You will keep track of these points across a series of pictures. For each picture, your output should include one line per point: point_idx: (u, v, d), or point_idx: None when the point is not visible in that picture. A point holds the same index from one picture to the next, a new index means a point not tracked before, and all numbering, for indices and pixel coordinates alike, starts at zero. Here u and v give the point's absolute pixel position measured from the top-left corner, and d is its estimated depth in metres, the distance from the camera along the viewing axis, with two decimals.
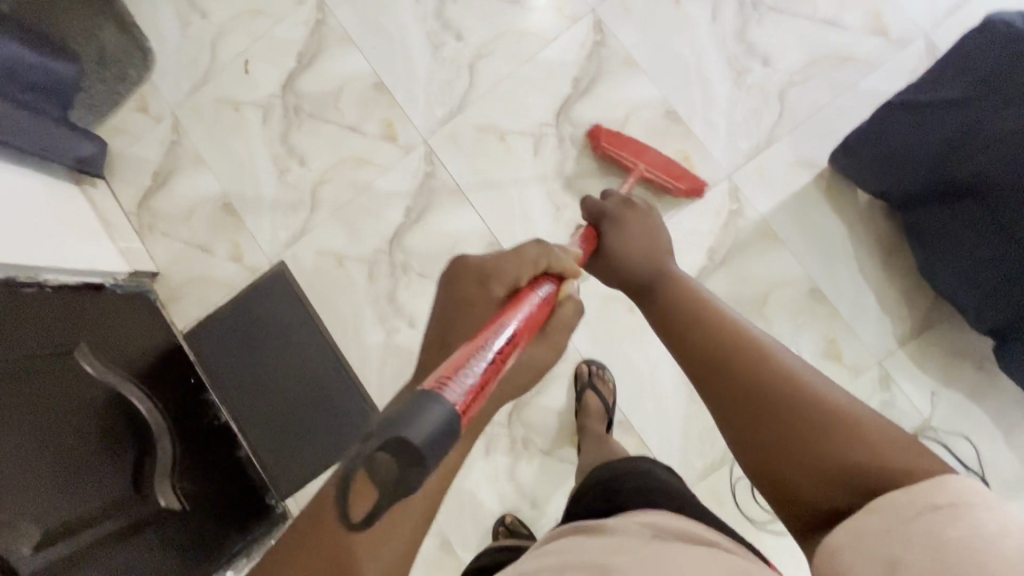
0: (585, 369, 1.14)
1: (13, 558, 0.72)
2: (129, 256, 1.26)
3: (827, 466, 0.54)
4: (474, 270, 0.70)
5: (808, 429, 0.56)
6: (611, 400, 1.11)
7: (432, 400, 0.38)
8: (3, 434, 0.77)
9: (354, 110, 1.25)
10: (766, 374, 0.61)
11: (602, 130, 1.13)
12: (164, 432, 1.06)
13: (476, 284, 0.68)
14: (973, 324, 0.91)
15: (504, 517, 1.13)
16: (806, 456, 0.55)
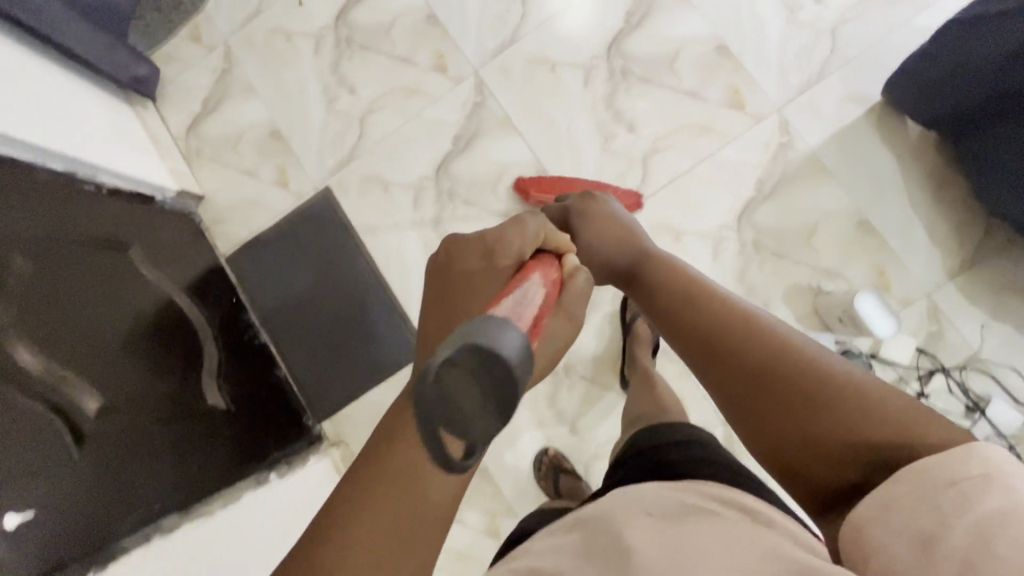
0: None
1: (80, 412, 0.73)
2: (177, 176, 1.27)
3: (832, 445, 0.54)
4: (472, 240, 0.62)
5: (813, 410, 0.56)
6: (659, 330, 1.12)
7: (501, 326, 0.43)
8: (50, 307, 0.79)
9: (406, 41, 1.26)
10: (761, 351, 0.62)
11: (528, 181, 1.18)
12: (209, 340, 1.08)
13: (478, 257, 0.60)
14: None
15: (547, 449, 1.13)
16: (811, 439, 0.55)
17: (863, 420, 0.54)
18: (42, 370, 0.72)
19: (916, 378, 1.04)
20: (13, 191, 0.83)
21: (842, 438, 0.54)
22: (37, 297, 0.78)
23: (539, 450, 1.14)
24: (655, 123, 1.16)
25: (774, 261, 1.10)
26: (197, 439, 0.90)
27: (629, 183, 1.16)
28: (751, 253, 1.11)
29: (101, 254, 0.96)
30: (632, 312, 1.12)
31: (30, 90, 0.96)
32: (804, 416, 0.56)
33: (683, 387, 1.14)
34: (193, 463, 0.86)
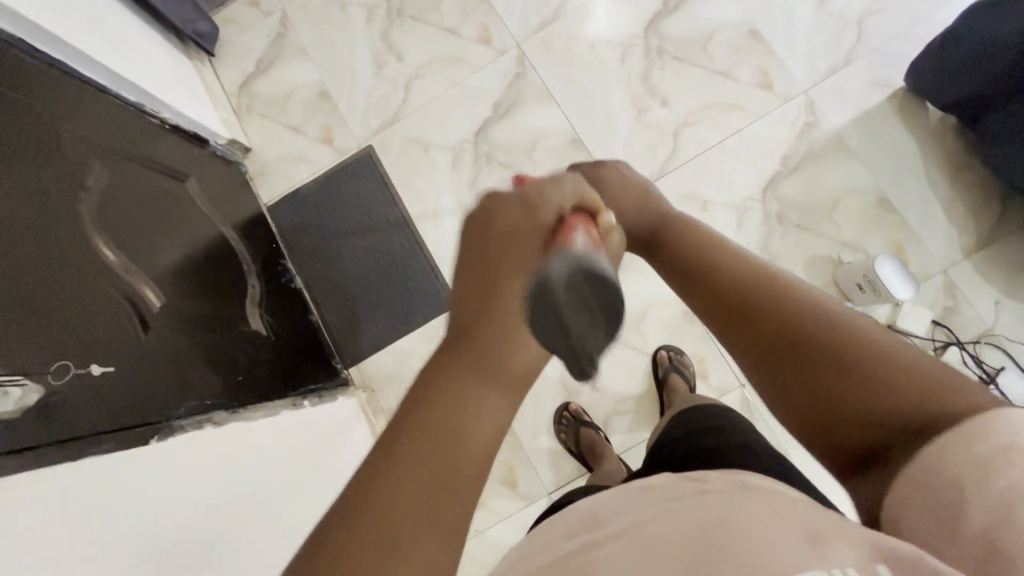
0: (665, 355, 1.14)
1: (146, 307, 0.77)
2: (229, 127, 1.33)
3: (864, 414, 0.41)
4: (511, 200, 0.49)
5: (836, 369, 0.43)
6: (694, 381, 1.10)
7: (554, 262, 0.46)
8: (119, 214, 0.83)
9: (454, 14, 1.34)
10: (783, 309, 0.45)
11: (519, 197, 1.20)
12: (252, 275, 1.13)
13: (523, 214, 0.48)
14: None
15: (568, 404, 1.16)
16: (829, 405, 0.43)
17: (899, 385, 0.41)
18: (113, 261, 0.76)
19: (931, 349, 1.07)
20: (93, 106, 0.90)
21: (881, 407, 0.41)
22: (109, 201, 0.83)
23: (560, 405, 1.17)
24: (687, 99, 1.22)
25: (796, 233, 1.15)
26: (243, 355, 0.94)
27: (660, 153, 1.21)
28: (775, 224, 1.15)
29: (161, 180, 1.01)
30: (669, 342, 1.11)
31: (104, 24, 1.02)
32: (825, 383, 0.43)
33: (702, 350, 1.17)
34: (239, 373, 0.90)
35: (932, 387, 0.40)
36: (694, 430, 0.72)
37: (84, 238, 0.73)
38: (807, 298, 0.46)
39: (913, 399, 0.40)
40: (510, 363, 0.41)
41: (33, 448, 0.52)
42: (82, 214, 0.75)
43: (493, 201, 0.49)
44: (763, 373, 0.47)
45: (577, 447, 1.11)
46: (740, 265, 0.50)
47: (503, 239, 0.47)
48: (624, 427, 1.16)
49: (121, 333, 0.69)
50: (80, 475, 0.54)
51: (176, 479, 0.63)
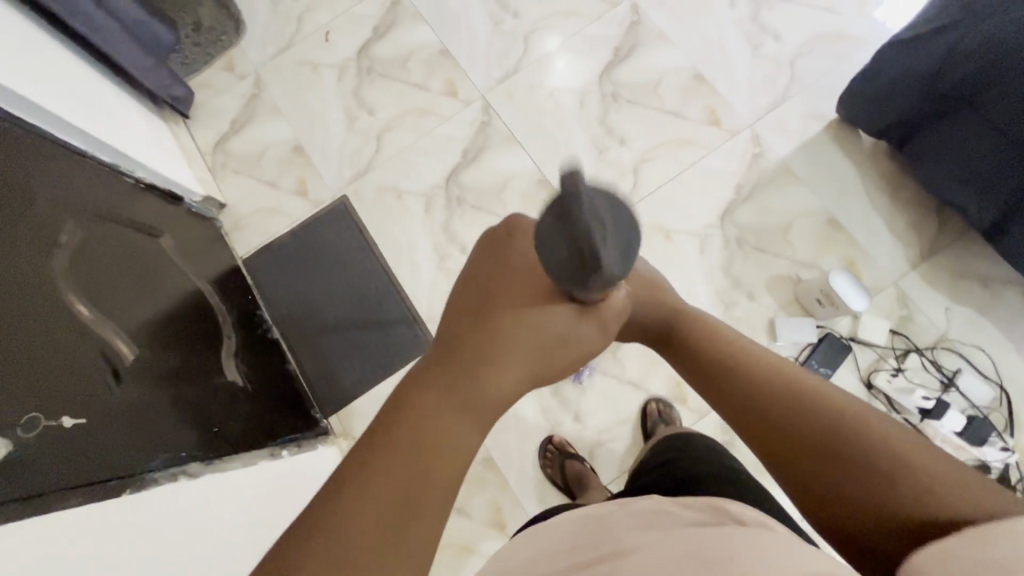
0: (654, 406, 1.15)
1: (120, 362, 0.77)
2: (204, 184, 1.36)
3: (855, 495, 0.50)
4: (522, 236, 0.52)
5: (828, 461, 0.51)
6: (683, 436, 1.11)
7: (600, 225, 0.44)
8: (92, 271, 0.84)
9: (421, 70, 1.42)
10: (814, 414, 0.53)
11: None
12: (228, 326, 1.13)
13: (533, 246, 0.52)
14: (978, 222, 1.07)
15: (552, 437, 1.15)
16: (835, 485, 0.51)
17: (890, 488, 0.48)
18: (86, 316, 0.76)
19: (893, 357, 1.12)
20: (68, 169, 0.92)
21: (882, 504, 0.48)
22: (83, 258, 0.84)
23: (543, 439, 1.17)
24: (643, 137, 1.31)
25: (755, 255, 1.21)
26: (220, 405, 0.93)
27: (623, 189, 1.28)
28: (734, 248, 1.22)
29: (136, 236, 1.02)
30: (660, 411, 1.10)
31: (79, 91, 1.06)
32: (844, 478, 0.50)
33: (680, 372, 1.19)
34: (215, 425, 0.88)
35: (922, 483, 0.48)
36: (680, 459, 0.73)
37: (56, 294, 0.73)
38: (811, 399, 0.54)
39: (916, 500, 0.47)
40: (494, 384, 0.48)
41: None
42: (53, 271, 0.75)
43: (515, 226, 0.53)
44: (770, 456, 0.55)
45: (562, 480, 1.11)
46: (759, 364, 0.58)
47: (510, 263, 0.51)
48: (609, 457, 1.16)
49: (94, 386, 0.69)
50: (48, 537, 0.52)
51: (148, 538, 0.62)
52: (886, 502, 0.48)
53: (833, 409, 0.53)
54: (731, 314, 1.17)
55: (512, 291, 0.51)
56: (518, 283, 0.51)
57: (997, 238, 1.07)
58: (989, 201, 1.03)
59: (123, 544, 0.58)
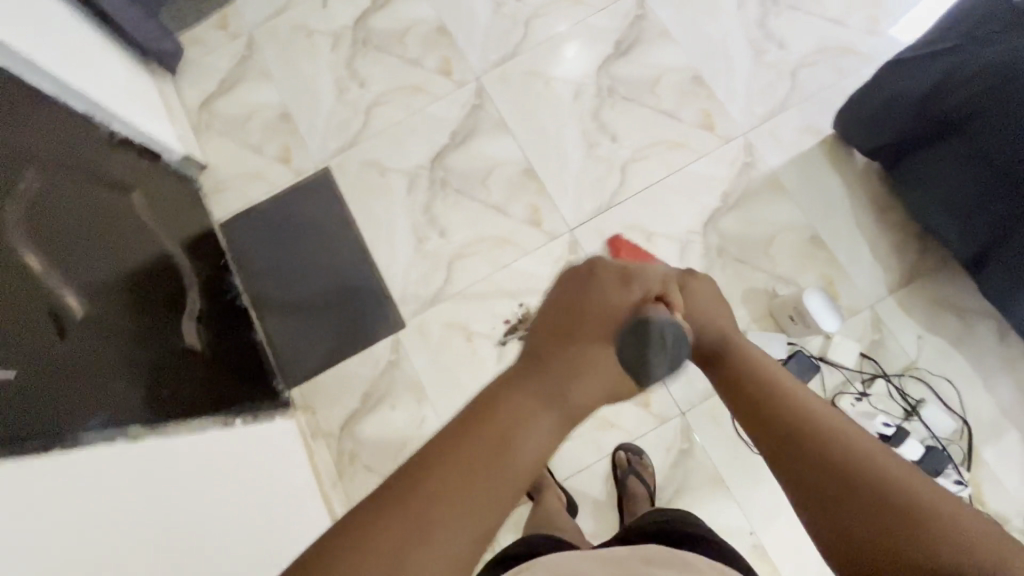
0: (624, 456, 1.11)
1: (67, 317, 0.75)
2: (185, 142, 1.33)
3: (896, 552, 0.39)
4: (613, 268, 0.58)
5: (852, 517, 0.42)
6: (653, 483, 1.09)
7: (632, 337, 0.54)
8: (50, 223, 0.82)
9: (417, 46, 1.39)
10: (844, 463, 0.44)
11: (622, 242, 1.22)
12: (194, 289, 1.11)
13: (619, 284, 0.57)
14: (958, 252, 1.06)
15: None
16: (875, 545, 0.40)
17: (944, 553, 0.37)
18: (36, 268, 0.75)
19: (859, 381, 1.12)
20: (38, 116, 0.90)
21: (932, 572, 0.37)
22: (41, 208, 0.82)
23: None
24: (635, 135, 1.28)
25: (734, 265, 1.20)
26: (174, 368, 0.92)
27: (608, 186, 1.26)
28: (714, 256, 1.20)
29: (105, 191, 1.00)
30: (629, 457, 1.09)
31: (57, 34, 1.03)
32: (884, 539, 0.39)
33: None
34: (166, 388, 0.88)
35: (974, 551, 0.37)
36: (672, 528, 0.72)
37: (4, 243, 0.71)
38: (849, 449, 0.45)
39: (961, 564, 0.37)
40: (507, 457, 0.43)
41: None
42: (5, 219, 0.74)
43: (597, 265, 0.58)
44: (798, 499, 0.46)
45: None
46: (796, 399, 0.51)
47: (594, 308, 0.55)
48: (567, 453, 1.15)
49: (35, 341, 0.67)
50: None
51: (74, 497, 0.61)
52: (929, 566, 0.37)
53: (875, 464, 0.43)
54: None
55: (593, 321, 0.54)
56: (586, 330, 0.54)
57: (976, 270, 1.05)
58: (971, 231, 1.02)
59: (41, 499, 0.57)
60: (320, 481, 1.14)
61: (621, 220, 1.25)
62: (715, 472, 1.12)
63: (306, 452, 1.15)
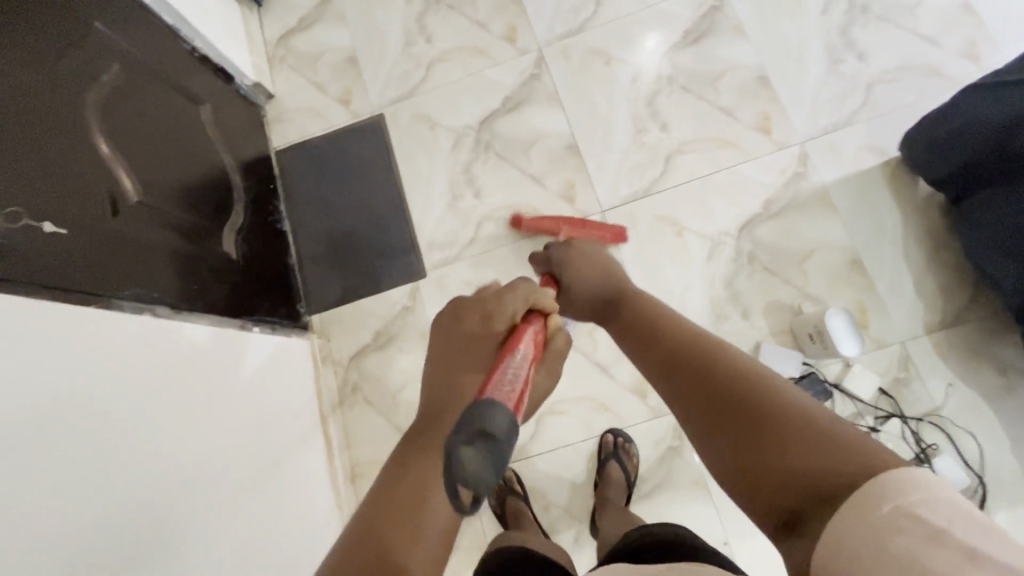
0: (611, 440, 1.12)
1: (122, 199, 0.84)
2: (258, 71, 1.42)
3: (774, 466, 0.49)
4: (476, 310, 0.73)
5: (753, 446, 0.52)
6: (632, 474, 1.10)
7: (486, 410, 0.59)
8: (124, 114, 0.91)
9: (487, 9, 1.41)
10: (747, 397, 0.55)
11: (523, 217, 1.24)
12: (241, 203, 1.20)
13: (478, 319, 0.72)
14: (1009, 301, 0.98)
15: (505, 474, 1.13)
16: (755, 458, 0.51)
17: (813, 454, 0.48)
18: (104, 149, 0.83)
19: (872, 416, 1.07)
20: (128, 19, 0.99)
21: (799, 469, 0.48)
22: (118, 99, 0.91)
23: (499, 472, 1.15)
24: (686, 127, 1.26)
25: (763, 275, 1.16)
26: (208, 267, 1.00)
27: (649, 174, 1.25)
28: (744, 262, 1.17)
29: (179, 99, 1.09)
30: (616, 447, 1.10)
31: None
32: (766, 450, 0.50)
33: None
34: (197, 281, 0.95)
35: (837, 443, 0.48)
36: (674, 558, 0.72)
37: (80, 121, 0.80)
38: (740, 390, 0.56)
39: (830, 462, 0.47)
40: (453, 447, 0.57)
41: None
42: (86, 101, 0.82)
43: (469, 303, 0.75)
44: (708, 442, 0.56)
45: (503, 520, 1.08)
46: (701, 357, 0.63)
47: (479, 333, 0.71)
48: (556, 427, 1.17)
49: (88, 210, 0.76)
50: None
51: (91, 349, 0.68)
52: (802, 467, 0.48)
53: (763, 399, 0.54)
54: (718, 327, 1.15)
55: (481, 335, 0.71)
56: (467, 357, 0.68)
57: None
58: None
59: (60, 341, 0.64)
60: (321, 403, 1.22)
61: (654, 210, 1.23)
62: (700, 477, 1.10)
63: (314, 374, 1.23)
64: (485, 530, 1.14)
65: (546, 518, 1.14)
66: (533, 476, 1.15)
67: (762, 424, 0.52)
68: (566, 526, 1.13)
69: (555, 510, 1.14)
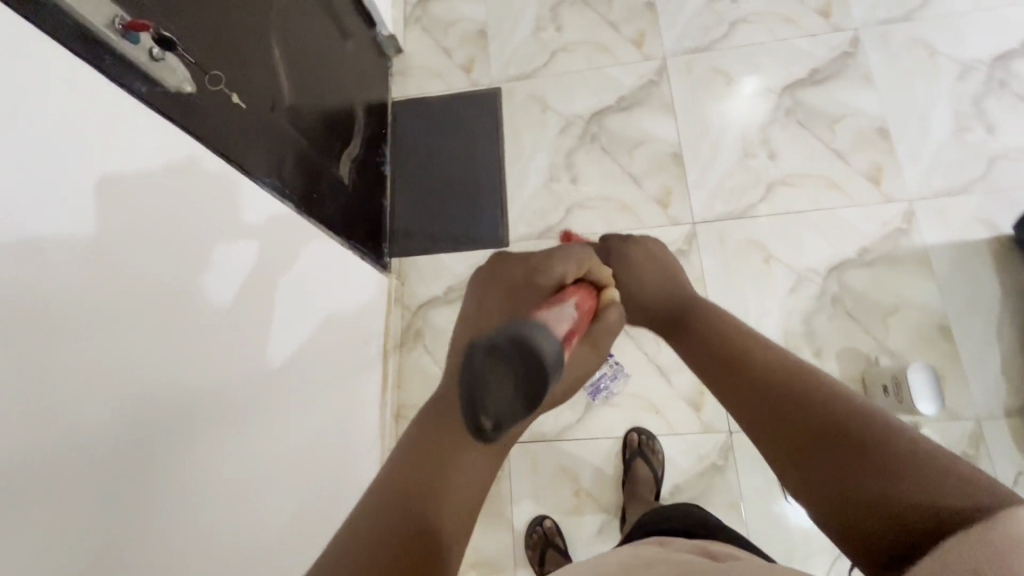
0: (636, 437, 1.14)
1: (279, 99, 0.92)
2: (395, 25, 1.50)
3: (852, 483, 0.42)
4: (516, 273, 0.62)
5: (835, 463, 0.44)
6: (659, 472, 1.11)
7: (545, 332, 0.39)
8: (295, 28, 1.01)
9: (621, 12, 1.45)
10: (834, 408, 0.47)
11: None
12: (359, 136, 1.27)
13: (528, 273, 0.60)
14: None
15: (543, 519, 1.12)
16: (838, 474, 0.43)
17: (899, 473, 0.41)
18: (275, 51, 0.92)
19: None
20: None
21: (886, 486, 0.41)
22: (294, 15, 1.01)
23: (531, 518, 1.14)
24: (795, 161, 1.26)
25: (844, 319, 1.15)
26: (327, 182, 1.07)
27: (748, 197, 1.26)
28: (827, 302, 1.16)
29: (335, 31, 1.19)
30: (636, 446, 1.13)
31: None
32: (851, 464, 0.43)
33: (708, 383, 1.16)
34: (316, 191, 1.02)
35: (927, 468, 0.41)
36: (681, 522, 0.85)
37: (263, 23, 0.89)
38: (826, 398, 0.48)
39: (917, 480, 0.40)
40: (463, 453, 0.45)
41: (160, 110, 0.64)
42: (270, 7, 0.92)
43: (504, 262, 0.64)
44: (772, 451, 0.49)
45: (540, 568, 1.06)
46: (773, 364, 0.54)
47: (520, 296, 0.59)
48: (603, 417, 1.18)
49: (256, 99, 0.85)
50: (170, 143, 0.64)
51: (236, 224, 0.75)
52: (892, 488, 0.41)
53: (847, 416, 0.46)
54: None
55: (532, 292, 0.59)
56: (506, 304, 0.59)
57: None
58: None
59: (218, 201, 0.71)
60: (386, 340, 1.26)
61: (747, 233, 1.23)
62: (737, 500, 1.09)
63: (385, 310, 1.27)
64: (513, 497, 1.16)
65: (573, 501, 1.14)
66: (569, 458, 1.17)
67: (847, 435, 0.45)
68: (592, 514, 1.13)
69: (583, 497, 1.15)
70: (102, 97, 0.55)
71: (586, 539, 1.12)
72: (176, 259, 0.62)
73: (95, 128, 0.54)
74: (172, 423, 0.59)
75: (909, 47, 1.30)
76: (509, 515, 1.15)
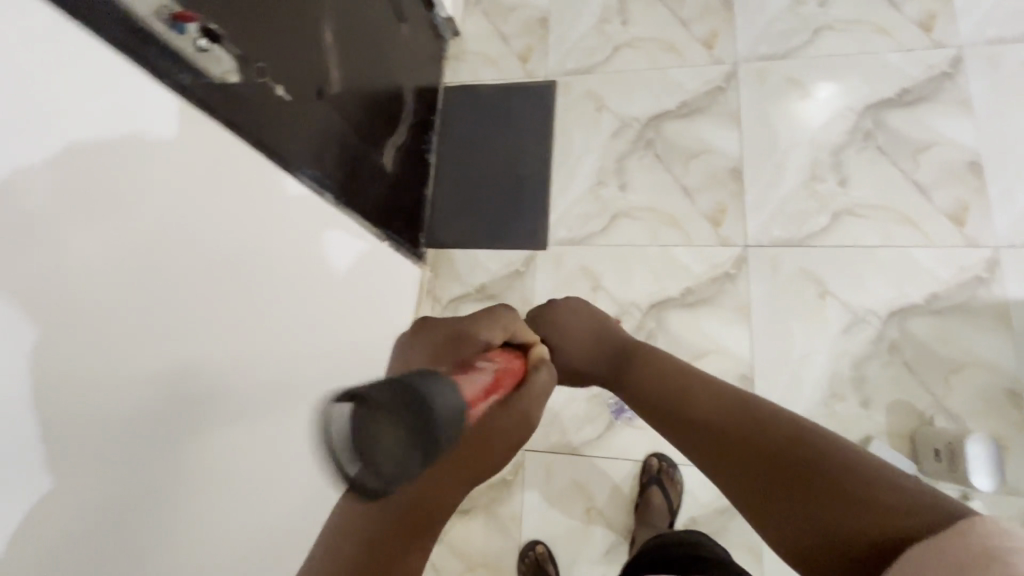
0: (656, 463, 1.10)
1: (327, 86, 0.90)
2: (454, 8, 1.45)
3: (830, 517, 0.44)
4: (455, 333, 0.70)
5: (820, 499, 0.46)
6: (676, 502, 1.07)
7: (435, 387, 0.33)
8: (351, 12, 0.99)
9: (694, 9, 1.35)
10: (800, 451, 0.49)
11: None
12: (406, 123, 1.24)
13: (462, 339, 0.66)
14: None
15: (535, 543, 1.11)
16: (810, 511, 0.46)
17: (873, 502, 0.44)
18: (328, 36, 0.90)
19: None
20: None
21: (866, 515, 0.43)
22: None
23: (528, 539, 1.12)
24: (867, 189, 1.16)
25: (900, 369, 1.06)
26: (369, 170, 1.06)
27: (810, 224, 1.16)
28: (884, 348, 1.07)
29: (391, 14, 1.16)
30: (654, 471, 1.09)
31: None
32: (828, 498, 0.45)
33: None
34: (357, 180, 1.01)
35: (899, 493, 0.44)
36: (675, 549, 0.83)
37: (318, 7, 0.88)
38: (787, 437, 0.51)
39: (890, 505, 0.43)
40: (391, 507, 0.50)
41: (199, 103, 0.65)
42: None
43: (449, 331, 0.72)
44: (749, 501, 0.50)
45: None
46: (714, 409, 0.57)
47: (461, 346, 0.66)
48: (624, 438, 1.14)
49: (303, 88, 0.84)
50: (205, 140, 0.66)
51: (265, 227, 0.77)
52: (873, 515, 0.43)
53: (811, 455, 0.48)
54: (830, 405, 1.07)
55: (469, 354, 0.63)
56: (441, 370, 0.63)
57: None
58: None
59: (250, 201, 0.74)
60: None
61: (803, 263, 1.15)
62: (756, 544, 1.04)
63: (415, 302, 1.29)
64: (522, 506, 1.14)
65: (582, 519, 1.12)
66: (584, 474, 1.14)
67: (814, 471, 0.47)
68: (601, 535, 1.11)
69: (594, 515, 1.12)
70: (134, 97, 0.57)
71: (592, 558, 1.10)
72: (166, 256, 0.60)
73: (115, 119, 0.55)
74: (182, 416, 0.62)
75: (1019, 73, 1.16)
76: (516, 523, 1.14)
